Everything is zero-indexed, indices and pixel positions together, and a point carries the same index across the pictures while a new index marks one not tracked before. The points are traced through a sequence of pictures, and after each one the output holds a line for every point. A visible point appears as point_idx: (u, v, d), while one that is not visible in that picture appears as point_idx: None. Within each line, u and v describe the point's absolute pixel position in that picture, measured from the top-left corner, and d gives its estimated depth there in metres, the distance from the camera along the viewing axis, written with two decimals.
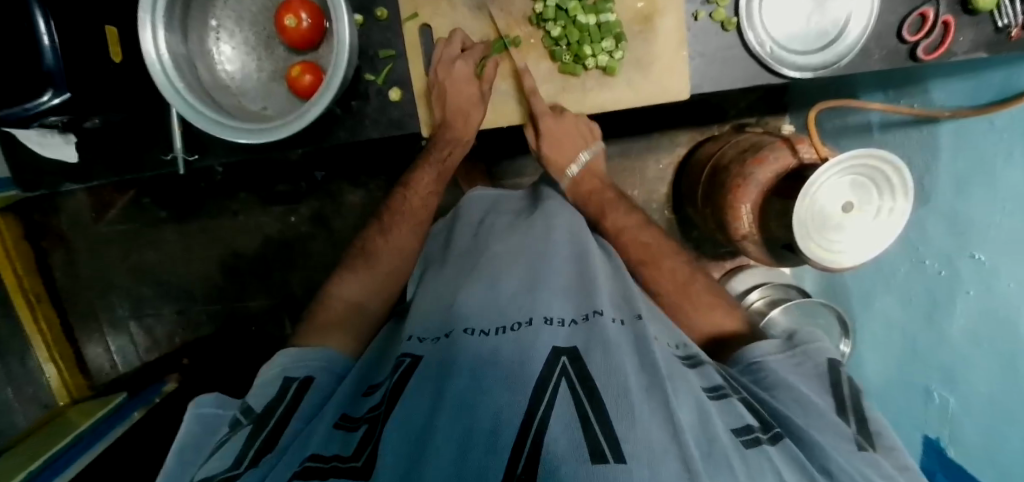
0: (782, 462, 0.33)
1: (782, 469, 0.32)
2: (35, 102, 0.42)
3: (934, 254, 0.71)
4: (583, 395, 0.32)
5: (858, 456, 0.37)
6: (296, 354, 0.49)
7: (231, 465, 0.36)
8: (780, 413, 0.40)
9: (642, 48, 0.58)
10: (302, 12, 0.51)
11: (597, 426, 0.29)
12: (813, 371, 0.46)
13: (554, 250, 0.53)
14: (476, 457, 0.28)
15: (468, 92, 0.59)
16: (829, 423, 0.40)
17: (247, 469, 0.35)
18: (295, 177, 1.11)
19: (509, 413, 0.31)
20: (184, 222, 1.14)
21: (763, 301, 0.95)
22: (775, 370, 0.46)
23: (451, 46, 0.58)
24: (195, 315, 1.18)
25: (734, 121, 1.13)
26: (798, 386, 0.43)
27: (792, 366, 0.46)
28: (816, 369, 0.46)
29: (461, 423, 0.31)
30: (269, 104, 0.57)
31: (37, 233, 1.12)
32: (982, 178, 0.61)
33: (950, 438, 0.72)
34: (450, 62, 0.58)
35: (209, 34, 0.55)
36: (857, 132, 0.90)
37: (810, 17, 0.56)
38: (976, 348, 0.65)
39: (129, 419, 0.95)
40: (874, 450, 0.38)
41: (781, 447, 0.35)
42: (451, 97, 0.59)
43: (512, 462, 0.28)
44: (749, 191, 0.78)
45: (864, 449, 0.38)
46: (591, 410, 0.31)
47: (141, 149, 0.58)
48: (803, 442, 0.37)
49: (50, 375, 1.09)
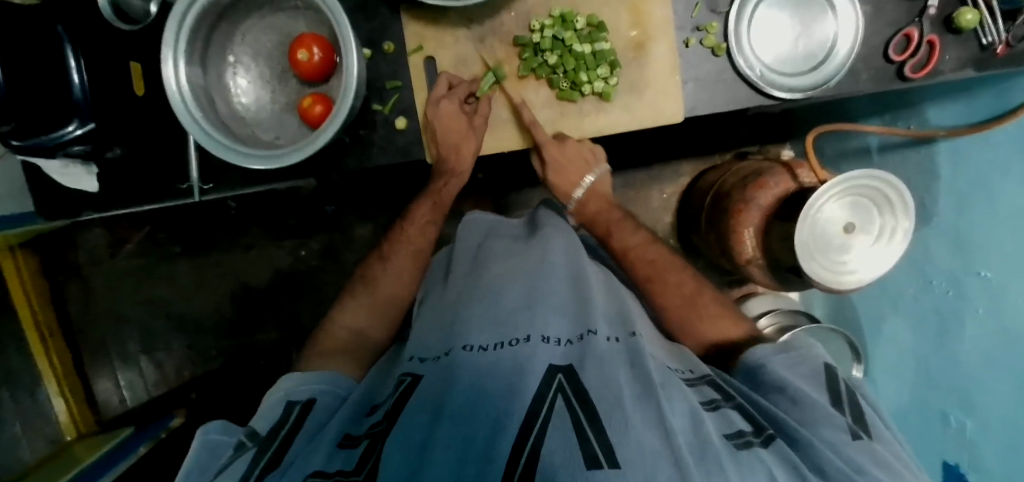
0: (776, 464, 0.33)
1: (776, 470, 0.32)
2: (60, 131, 0.45)
3: (938, 276, 0.70)
4: (577, 405, 0.33)
5: (856, 449, 0.36)
6: (300, 376, 0.49)
7: None
8: (771, 413, 0.39)
9: (637, 73, 0.61)
10: (313, 47, 0.55)
11: (590, 433, 0.30)
12: (810, 371, 0.44)
13: (554, 271, 0.53)
14: (474, 467, 0.28)
15: (458, 126, 0.61)
16: (818, 421, 0.38)
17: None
18: (305, 211, 1.14)
19: (506, 425, 0.31)
20: (197, 257, 1.16)
21: (773, 328, 0.94)
22: (772, 371, 0.44)
23: (439, 87, 0.60)
24: (204, 349, 1.17)
25: (735, 150, 1.15)
26: (795, 384, 0.42)
27: (789, 366, 0.45)
28: (813, 369, 0.44)
29: (459, 434, 0.31)
30: (281, 134, 0.59)
31: (57, 269, 1.15)
32: (983, 195, 0.62)
33: (971, 463, 0.67)
34: (436, 103, 0.59)
35: (227, 69, 0.58)
36: (857, 156, 0.92)
37: (797, 42, 0.58)
38: (989, 368, 0.63)
39: (135, 455, 0.91)
40: (870, 438, 0.38)
41: (774, 449, 0.35)
42: (444, 136, 0.61)
43: (510, 466, 0.28)
44: (752, 215, 0.79)
45: (858, 438, 0.37)
46: (585, 419, 0.31)
47: (160, 180, 0.61)
48: (796, 440, 0.36)
49: (60, 409, 1.10)
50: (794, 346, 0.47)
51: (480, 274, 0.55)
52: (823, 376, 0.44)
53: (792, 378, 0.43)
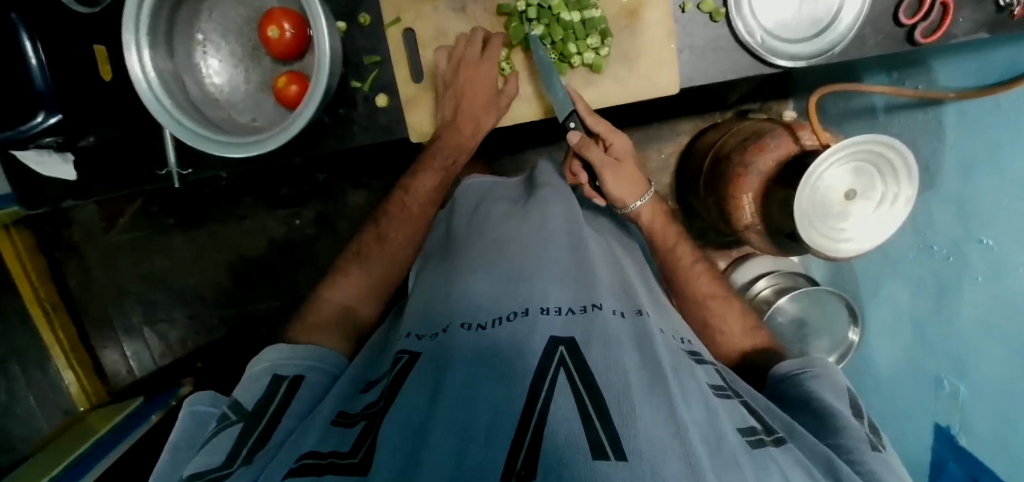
0: (790, 462, 0.35)
1: (788, 469, 0.34)
2: (30, 123, 0.43)
3: (941, 238, 0.70)
4: (582, 388, 0.33)
5: (874, 456, 0.40)
6: (284, 349, 0.50)
7: (225, 462, 0.37)
8: (787, 421, 0.44)
9: (628, 43, 0.58)
10: (284, 23, 0.52)
11: (598, 423, 0.30)
12: (833, 385, 0.49)
13: (551, 240, 0.52)
14: (477, 452, 0.28)
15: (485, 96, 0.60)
16: (837, 433, 0.43)
17: (240, 466, 0.37)
18: (297, 180, 1.13)
19: (510, 409, 0.31)
20: (192, 228, 1.16)
21: (771, 290, 0.95)
22: (801, 385, 0.50)
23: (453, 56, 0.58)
24: (207, 319, 1.20)
25: (736, 107, 1.11)
26: (820, 396, 0.47)
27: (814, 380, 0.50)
28: (836, 385, 0.50)
29: (459, 418, 0.31)
30: (258, 115, 0.57)
31: (51, 245, 1.15)
32: (988, 163, 0.60)
33: (961, 427, 0.70)
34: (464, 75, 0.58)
35: (196, 48, 0.55)
36: (861, 115, 0.89)
37: (802, 5, 0.55)
38: (983, 338, 0.64)
39: (149, 422, 0.97)
40: (885, 451, 0.42)
41: (784, 448, 0.37)
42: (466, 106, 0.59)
43: (511, 457, 0.28)
44: (750, 180, 0.77)
45: (877, 450, 0.41)
46: (592, 406, 0.31)
47: (137, 166, 0.59)
48: (807, 443, 0.40)
49: (70, 381, 1.14)
50: (817, 361, 0.52)
51: (477, 241, 0.56)
52: (846, 391, 0.49)
53: (817, 390, 0.48)
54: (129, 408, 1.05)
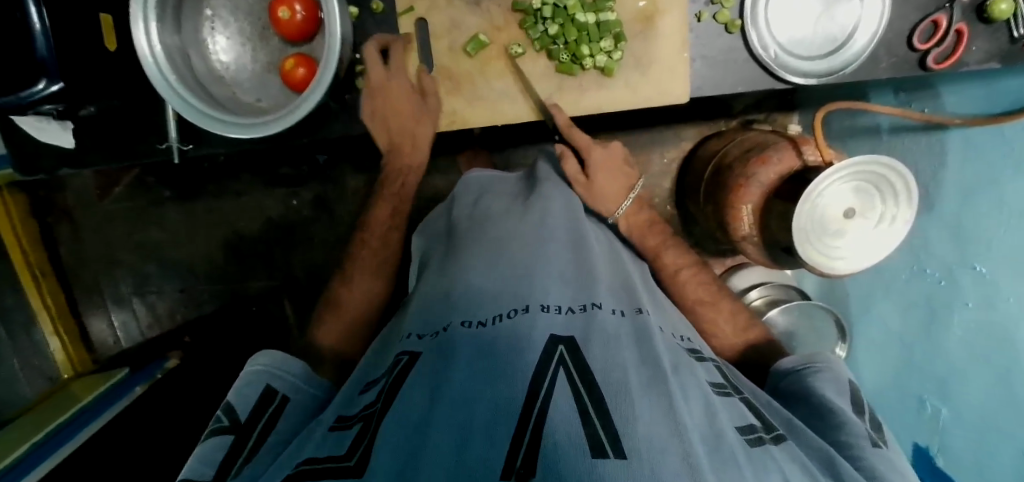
0: (788, 461, 0.35)
1: (787, 468, 0.34)
2: (31, 90, 0.42)
3: (935, 261, 0.70)
4: (582, 387, 0.32)
5: (873, 451, 0.40)
6: (279, 356, 0.50)
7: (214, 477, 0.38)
8: (786, 417, 0.44)
9: (641, 48, 0.57)
10: (295, 4, 0.51)
11: (597, 421, 0.29)
12: (835, 382, 0.50)
13: (551, 237, 0.53)
14: (477, 450, 0.27)
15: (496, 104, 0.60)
16: (836, 426, 0.44)
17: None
18: (297, 160, 1.12)
19: (509, 404, 0.30)
20: (188, 201, 1.15)
21: (762, 301, 0.96)
22: (803, 380, 0.50)
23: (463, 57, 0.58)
24: (197, 293, 1.19)
25: (741, 116, 1.11)
26: (821, 392, 0.48)
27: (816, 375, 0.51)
28: (839, 381, 0.50)
29: (459, 416, 0.30)
30: (263, 95, 0.56)
31: (44, 209, 1.14)
32: (988, 191, 0.60)
33: (939, 447, 0.72)
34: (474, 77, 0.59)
35: (204, 23, 0.54)
36: (866, 134, 0.89)
37: (817, 23, 0.54)
38: (971, 361, 0.65)
39: (131, 392, 0.96)
40: (886, 447, 0.42)
41: (783, 446, 0.37)
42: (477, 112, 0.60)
43: (511, 453, 0.27)
44: (751, 192, 0.77)
45: (878, 445, 0.41)
46: (591, 405, 0.31)
47: (135, 138, 0.58)
48: (805, 440, 0.40)
49: (55, 347, 1.13)
50: (822, 358, 0.53)
51: (480, 234, 0.55)
52: (849, 388, 0.50)
53: (819, 385, 0.49)
54: (114, 378, 1.05)
